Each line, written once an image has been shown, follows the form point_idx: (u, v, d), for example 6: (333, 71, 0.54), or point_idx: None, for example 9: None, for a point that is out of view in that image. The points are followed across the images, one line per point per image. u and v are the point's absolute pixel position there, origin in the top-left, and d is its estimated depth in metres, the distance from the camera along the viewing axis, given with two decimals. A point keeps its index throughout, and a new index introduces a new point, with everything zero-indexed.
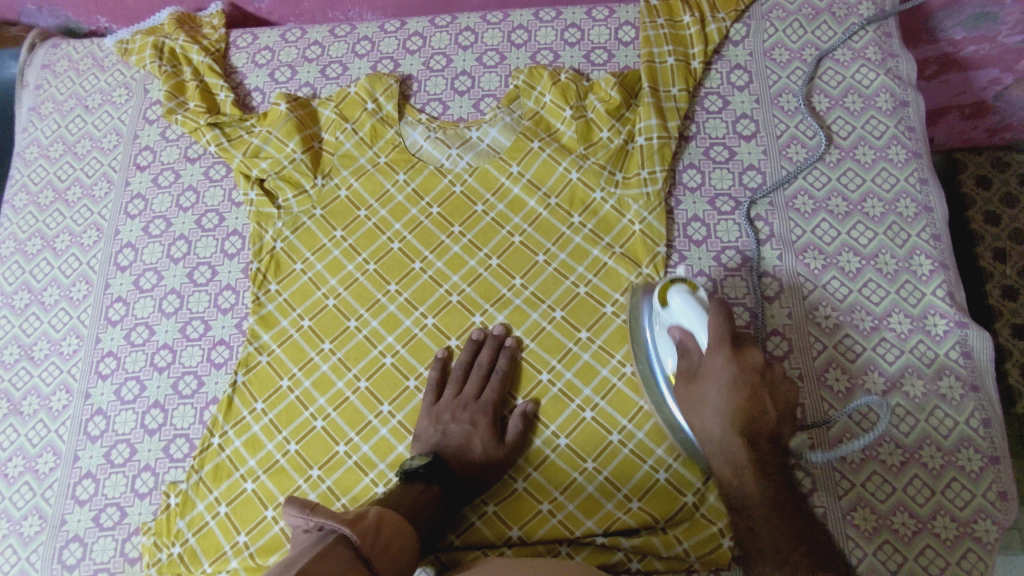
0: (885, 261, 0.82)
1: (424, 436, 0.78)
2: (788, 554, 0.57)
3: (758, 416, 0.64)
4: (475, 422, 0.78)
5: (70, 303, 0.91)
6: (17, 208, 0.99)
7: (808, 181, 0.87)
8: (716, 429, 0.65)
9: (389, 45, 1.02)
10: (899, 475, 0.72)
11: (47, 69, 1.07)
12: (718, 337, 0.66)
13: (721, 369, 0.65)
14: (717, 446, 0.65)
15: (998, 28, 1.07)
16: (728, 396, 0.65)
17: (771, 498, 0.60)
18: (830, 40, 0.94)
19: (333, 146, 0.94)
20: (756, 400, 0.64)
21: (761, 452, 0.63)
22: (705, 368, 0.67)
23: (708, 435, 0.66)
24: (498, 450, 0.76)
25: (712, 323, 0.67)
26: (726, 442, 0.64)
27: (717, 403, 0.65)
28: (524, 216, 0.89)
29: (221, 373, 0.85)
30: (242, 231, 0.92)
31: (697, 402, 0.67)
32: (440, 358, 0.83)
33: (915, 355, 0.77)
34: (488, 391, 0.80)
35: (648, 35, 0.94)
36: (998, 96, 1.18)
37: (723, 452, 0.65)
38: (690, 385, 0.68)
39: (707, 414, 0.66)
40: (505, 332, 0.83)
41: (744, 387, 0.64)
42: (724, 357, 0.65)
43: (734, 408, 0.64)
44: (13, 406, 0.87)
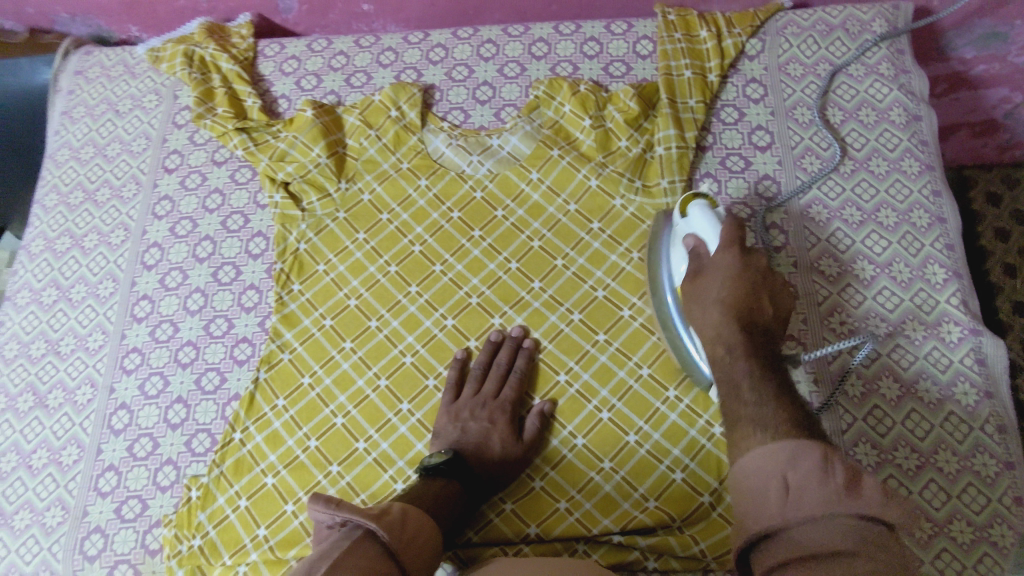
0: (899, 269, 0.83)
1: (443, 433, 0.79)
2: (770, 414, 0.54)
3: (756, 308, 0.64)
4: (494, 420, 0.79)
5: (97, 300, 0.93)
6: (47, 207, 1.01)
7: (823, 191, 0.89)
8: (712, 313, 0.65)
9: (413, 55, 1.04)
10: (914, 479, 0.72)
11: (80, 75, 1.10)
12: (729, 238, 0.69)
13: (729, 262, 0.67)
14: (710, 330, 0.64)
15: (1008, 48, 1.09)
16: (731, 285, 0.66)
17: (758, 369, 0.58)
18: (844, 55, 0.96)
19: (357, 151, 0.97)
20: (755, 294, 0.65)
21: (756, 336, 0.62)
22: (712, 264, 0.69)
23: (704, 321, 0.66)
24: (516, 447, 0.77)
25: (726, 229, 0.71)
26: (720, 324, 0.63)
27: (717, 292, 0.66)
28: (543, 221, 0.91)
29: (243, 370, 0.87)
30: (266, 232, 0.94)
31: (699, 294, 0.68)
32: (460, 357, 0.84)
33: (929, 361, 0.78)
34: (507, 389, 0.81)
35: (666, 49, 0.96)
36: (1007, 114, 1.21)
37: (715, 335, 0.63)
38: (695, 281, 0.70)
39: (706, 302, 0.66)
40: (523, 334, 0.85)
41: (746, 280, 0.66)
42: (732, 255, 0.68)
43: (733, 297, 0.65)
44: (39, 399, 0.89)
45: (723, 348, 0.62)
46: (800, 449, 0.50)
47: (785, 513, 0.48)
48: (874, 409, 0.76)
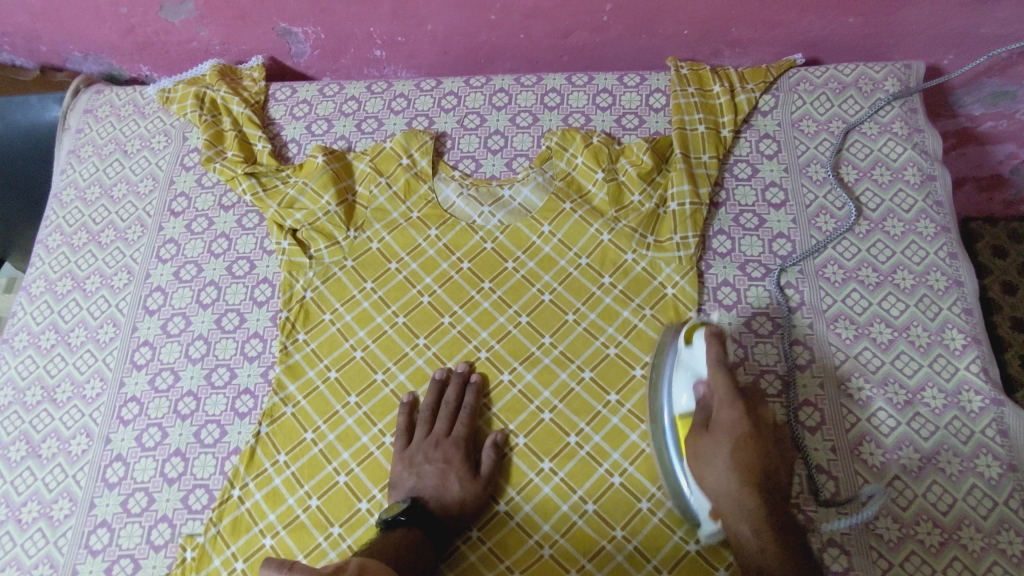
0: (917, 333, 0.81)
1: (399, 481, 0.78)
2: None
3: (770, 475, 0.67)
4: (449, 459, 0.79)
5: (96, 345, 0.91)
6: (50, 248, 0.99)
7: (838, 251, 0.88)
8: (730, 483, 0.67)
9: (424, 103, 1.04)
10: (939, 556, 0.70)
11: (89, 114, 1.09)
12: (729, 391, 0.70)
13: (735, 422, 0.69)
14: (729, 501, 0.67)
15: (1015, 106, 1.10)
16: (744, 450, 0.68)
17: (790, 558, 0.63)
18: (857, 113, 0.97)
19: (366, 199, 0.95)
20: (768, 457, 0.68)
21: (774, 508, 0.66)
22: (717, 422, 0.70)
23: (719, 490, 0.68)
24: (474, 485, 0.77)
25: (721, 375, 0.71)
26: (743, 500, 0.66)
27: (731, 459, 0.68)
28: (554, 274, 0.89)
29: (244, 423, 0.84)
30: (272, 278, 0.93)
31: (709, 456, 0.69)
32: (407, 401, 0.83)
33: (950, 431, 0.76)
34: (458, 426, 0.81)
35: (680, 103, 0.96)
36: (1013, 170, 1.22)
37: (737, 508, 0.67)
38: (702, 438, 0.71)
39: (720, 468, 0.68)
40: (469, 369, 0.85)
41: (757, 441, 0.69)
42: (737, 411, 0.70)
43: (745, 463, 0.67)
44: (32, 448, 0.86)
45: (750, 527, 0.65)
46: None
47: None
48: (893, 480, 0.74)
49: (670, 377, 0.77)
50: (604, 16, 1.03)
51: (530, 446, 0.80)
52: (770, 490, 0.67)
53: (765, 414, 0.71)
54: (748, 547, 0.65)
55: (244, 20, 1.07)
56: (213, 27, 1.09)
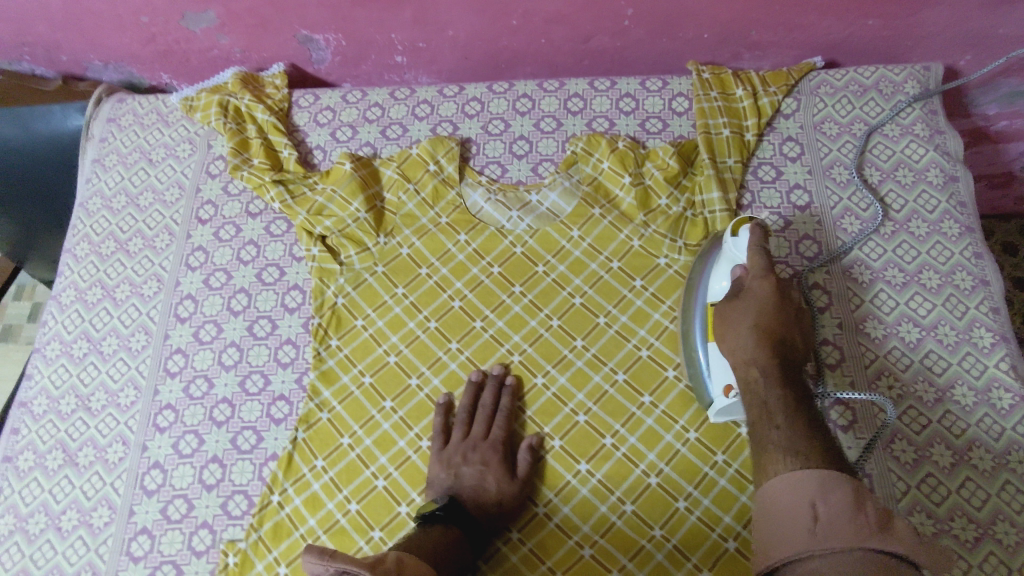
0: (945, 332, 0.83)
1: (436, 480, 0.79)
2: (803, 448, 0.62)
3: (788, 339, 0.70)
4: (487, 461, 0.79)
5: (129, 353, 0.91)
6: (78, 257, 1.00)
7: (865, 252, 0.89)
8: (748, 339, 0.70)
9: (448, 108, 1.05)
10: (974, 551, 0.71)
11: (112, 122, 1.09)
12: (764, 267, 0.73)
13: (767, 291, 0.72)
14: (743, 354, 0.70)
15: None
16: (768, 314, 0.71)
17: (791, 398, 0.66)
18: (879, 115, 0.98)
19: (395, 206, 0.96)
20: (789, 325, 0.71)
21: (784, 363, 0.69)
22: (749, 290, 0.73)
23: (736, 345, 0.71)
24: (512, 486, 0.78)
25: (760, 254, 0.74)
26: (756, 350, 0.69)
27: (754, 318, 0.71)
28: (584, 278, 0.90)
29: (281, 429, 0.85)
30: (302, 285, 0.93)
31: (735, 317, 0.73)
32: (443, 402, 0.84)
33: (982, 428, 0.77)
34: (496, 429, 0.82)
35: (703, 107, 0.98)
36: None
37: (749, 360, 0.69)
38: (731, 304, 0.74)
39: (741, 326, 0.71)
40: (504, 372, 0.85)
41: (783, 309, 0.71)
42: (770, 283, 0.72)
43: (767, 324, 0.70)
44: (69, 457, 0.86)
45: (758, 373, 0.68)
46: (829, 483, 0.58)
47: (811, 543, 0.56)
48: (927, 477, 0.75)
49: (713, 267, 0.81)
50: (626, 21, 1.04)
51: (566, 448, 0.81)
52: (784, 350, 0.69)
53: (795, 294, 0.73)
54: (753, 389, 0.68)
55: (265, 28, 1.07)
56: (234, 36, 1.09)
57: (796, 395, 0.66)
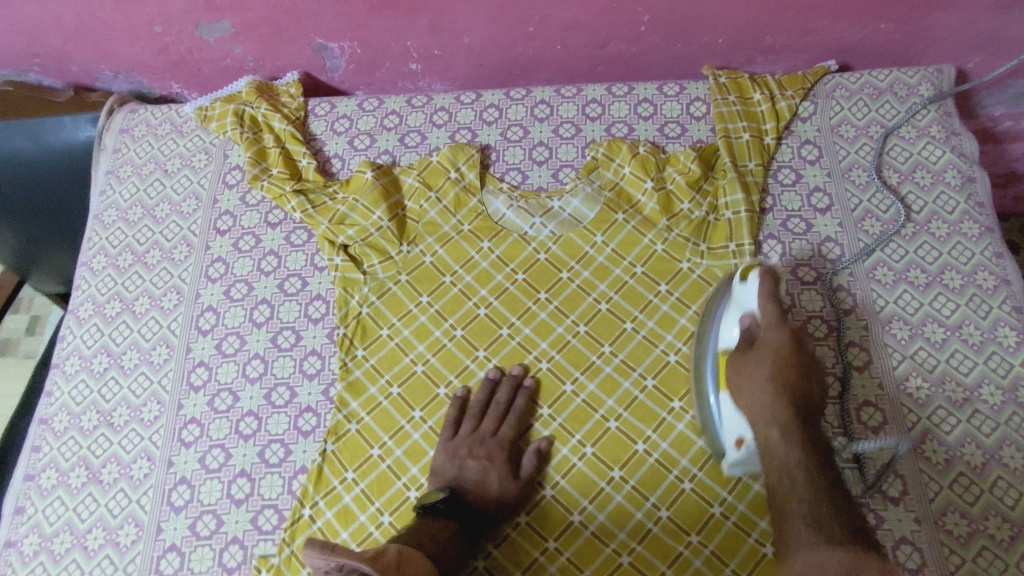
0: (970, 332, 0.83)
1: (441, 471, 0.80)
2: (827, 520, 0.61)
3: (805, 395, 0.69)
4: (492, 457, 0.80)
5: (151, 367, 0.90)
6: (95, 270, 0.99)
7: (887, 253, 0.90)
8: (766, 395, 0.69)
9: (466, 115, 1.05)
10: (1009, 550, 0.72)
11: (125, 133, 1.09)
12: (778, 316, 0.72)
13: (782, 343, 0.71)
14: (763, 409, 0.68)
15: None
16: (785, 368, 0.70)
17: (812, 461, 0.65)
18: (894, 118, 0.99)
19: (416, 214, 0.96)
20: (805, 381, 0.70)
21: (804, 421, 0.67)
22: (763, 341, 0.72)
23: (754, 400, 0.69)
24: (514, 485, 0.78)
25: (771, 303, 0.73)
26: (775, 408, 0.68)
27: (771, 372, 0.69)
28: (609, 283, 0.90)
29: (309, 441, 0.84)
30: (326, 295, 0.92)
31: (750, 369, 0.71)
32: (458, 396, 0.85)
33: (1011, 427, 0.78)
34: (505, 427, 0.82)
35: (722, 111, 0.99)
36: None
37: (769, 416, 0.68)
38: (745, 354, 0.72)
39: (757, 379, 0.70)
40: (523, 372, 0.86)
41: (798, 362, 0.70)
42: (784, 334, 0.71)
43: (785, 377, 0.69)
44: (92, 474, 0.85)
45: (778, 432, 0.67)
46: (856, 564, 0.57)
47: None
48: (959, 477, 0.76)
49: (724, 314, 0.79)
50: (642, 26, 1.04)
51: (598, 455, 0.80)
52: (802, 408, 0.68)
53: (809, 344, 0.72)
54: (774, 450, 0.67)
55: (280, 36, 1.07)
56: (248, 45, 1.08)
57: (818, 459, 0.65)
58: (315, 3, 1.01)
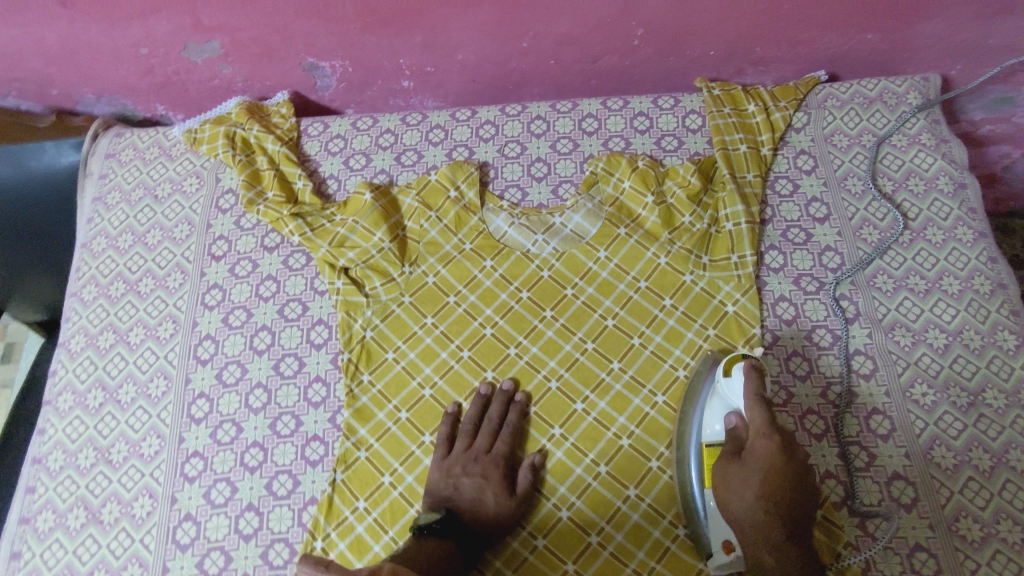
0: (971, 337, 0.85)
1: (435, 490, 0.78)
2: None
3: (796, 509, 0.69)
4: (487, 475, 0.79)
5: (148, 400, 0.87)
6: (86, 301, 0.96)
7: (886, 261, 0.91)
8: (756, 512, 0.69)
9: (462, 133, 1.04)
10: (1021, 552, 0.73)
11: (112, 158, 1.06)
12: (766, 422, 0.72)
13: (772, 454, 0.70)
14: (753, 529, 0.69)
15: (1015, 110, 1.13)
16: (776, 483, 0.69)
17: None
18: (886, 126, 1.01)
19: (417, 234, 0.95)
20: (797, 495, 0.69)
21: (794, 542, 0.68)
22: (751, 451, 0.71)
23: (744, 519, 0.70)
24: (510, 502, 0.77)
25: (759, 407, 0.72)
26: (767, 530, 0.68)
27: (761, 488, 0.69)
28: (614, 299, 0.90)
29: (317, 472, 0.82)
30: (328, 320, 0.91)
31: (739, 483, 0.70)
32: (450, 412, 0.84)
33: (1016, 430, 0.79)
34: (499, 444, 0.81)
35: (718, 123, 1.00)
36: (1006, 167, 1.27)
37: (759, 535, 0.68)
38: (732, 464, 0.72)
39: (748, 496, 0.69)
40: (514, 387, 0.85)
41: (790, 474, 0.69)
42: (774, 444, 0.70)
43: (775, 493, 0.68)
44: (92, 514, 0.82)
45: (771, 557, 0.67)
46: None
47: None
48: (968, 481, 0.77)
49: (704, 406, 0.79)
50: (636, 40, 1.04)
51: (614, 474, 0.80)
52: (793, 526, 0.68)
53: (799, 449, 0.71)
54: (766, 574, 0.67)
55: (270, 56, 1.05)
56: (237, 65, 1.07)
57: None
58: (307, 22, 1.00)
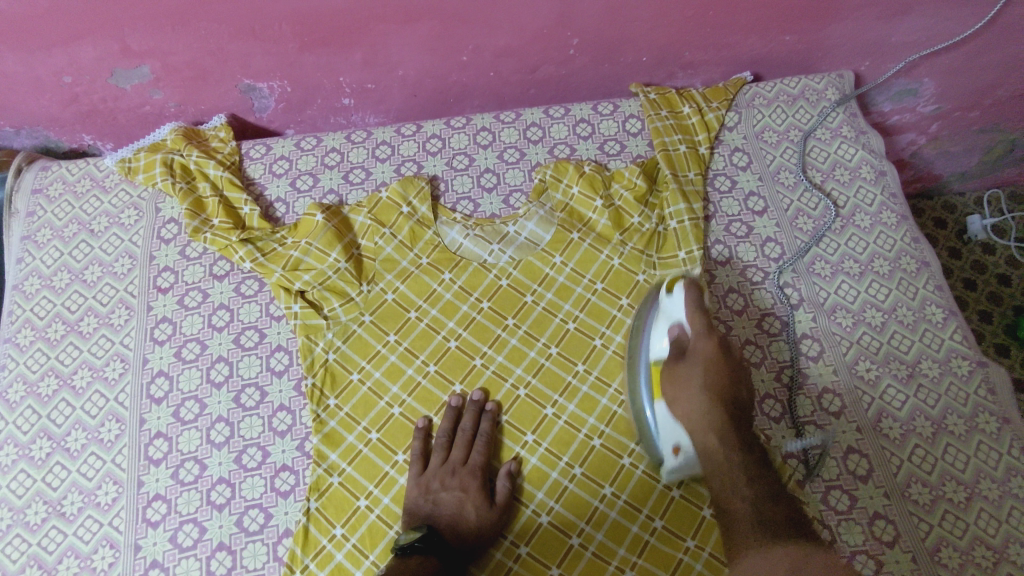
0: (904, 313, 0.91)
1: (414, 509, 0.78)
2: (769, 518, 0.67)
3: (734, 396, 0.74)
4: (466, 487, 0.79)
5: (101, 446, 0.83)
6: (22, 346, 0.90)
7: (822, 247, 0.97)
8: (701, 403, 0.73)
9: (409, 148, 1.05)
10: (967, 510, 0.79)
11: (38, 194, 1.01)
12: (705, 325, 0.76)
13: (711, 351, 0.75)
14: (699, 418, 0.72)
15: (917, 100, 1.23)
16: (715, 376, 0.74)
17: (750, 465, 0.71)
18: (810, 121, 1.07)
19: (372, 252, 0.94)
20: (733, 384, 0.75)
21: (736, 426, 0.72)
22: (692, 350, 0.76)
23: (690, 410, 0.73)
24: (492, 513, 0.78)
25: (698, 312, 0.77)
26: (711, 416, 0.72)
27: (703, 381, 0.74)
28: (573, 302, 0.92)
29: (289, 502, 0.80)
30: (287, 345, 0.89)
31: (684, 379, 0.74)
32: (422, 427, 0.84)
33: (951, 397, 0.86)
34: (475, 454, 0.82)
35: (658, 126, 1.03)
36: (913, 154, 1.37)
37: (705, 423, 0.72)
38: (677, 365, 0.75)
39: (692, 389, 0.73)
40: (484, 397, 0.86)
41: (726, 367, 0.75)
42: (712, 343, 0.75)
43: (716, 385, 0.74)
44: (47, 573, 0.77)
45: (717, 438, 0.71)
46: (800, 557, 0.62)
47: None
48: (915, 448, 0.82)
49: (651, 325, 0.81)
50: (571, 50, 1.07)
51: (588, 474, 0.82)
52: (733, 409, 0.73)
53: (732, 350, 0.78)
54: (714, 456, 0.71)
55: (205, 80, 1.03)
56: (169, 90, 1.03)
57: (754, 461, 0.71)
58: (243, 43, 0.97)
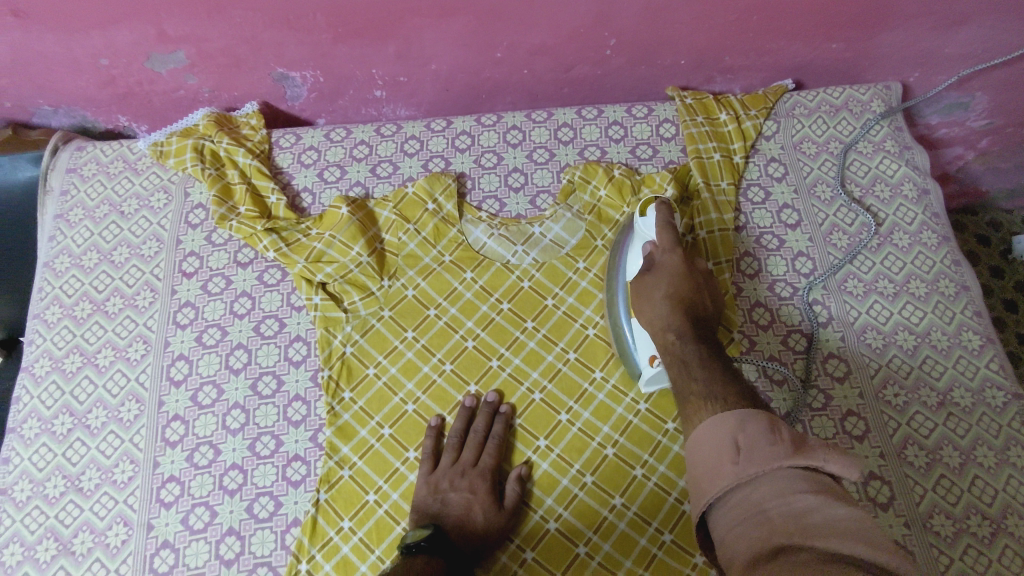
0: (938, 338, 0.88)
1: (422, 507, 0.78)
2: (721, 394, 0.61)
3: (699, 303, 0.74)
4: (475, 490, 0.79)
5: (121, 425, 0.85)
6: (49, 323, 0.92)
7: (856, 265, 0.94)
8: (662, 310, 0.74)
9: (438, 144, 1.04)
10: (991, 546, 0.76)
11: (73, 173, 1.03)
12: (672, 241, 0.77)
13: (675, 263, 0.75)
14: (659, 321, 0.73)
15: (968, 115, 1.18)
16: (678, 285, 0.75)
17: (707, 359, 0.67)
18: (852, 133, 1.04)
19: (395, 247, 0.94)
20: (698, 293, 0.75)
21: (698, 330, 0.72)
22: (659, 265, 0.76)
23: (652, 315, 0.74)
24: (500, 516, 0.77)
25: (667, 230, 0.78)
26: (670, 319, 0.72)
27: (666, 288, 0.75)
28: (594, 308, 0.90)
29: (300, 492, 0.80)
30: (306, 336, 0.89)
31: (648, 290, 0.76)
32: (434, 426, 0.83)
33: (982, 427, 0.82)
34: (486, 456, 0.81)
35: (692, 132, 1.01)
36: (959, 169, 1.32)
37: (666, 326, 0.72)
38: (645, 279, 0.77)
39: (655, 298, 0.75)
40: (499, 399, 0.85)
41: (691, 278, 0.76)
42: (677, 256, 0.76)
43: (678, 292, 0.74)
44: (63, 545, 0.79)
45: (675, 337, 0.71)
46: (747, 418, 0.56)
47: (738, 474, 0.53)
48: (941, 478, 0.79)
49: (628, 250, 0.84)
50: (608, 50, 1.05)
51: (600, 484, 0.80)
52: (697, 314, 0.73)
53: (701, 264, 0.78)
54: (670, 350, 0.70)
55: (238, 67, 1.03)
56: (203, 76, 1.04)
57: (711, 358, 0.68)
58: (277, 32, 0.98)
